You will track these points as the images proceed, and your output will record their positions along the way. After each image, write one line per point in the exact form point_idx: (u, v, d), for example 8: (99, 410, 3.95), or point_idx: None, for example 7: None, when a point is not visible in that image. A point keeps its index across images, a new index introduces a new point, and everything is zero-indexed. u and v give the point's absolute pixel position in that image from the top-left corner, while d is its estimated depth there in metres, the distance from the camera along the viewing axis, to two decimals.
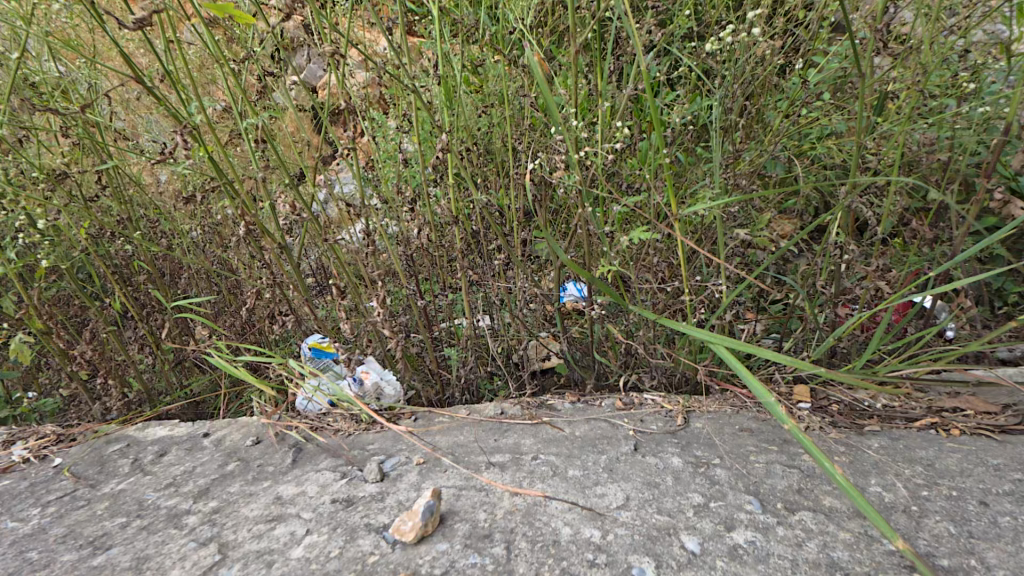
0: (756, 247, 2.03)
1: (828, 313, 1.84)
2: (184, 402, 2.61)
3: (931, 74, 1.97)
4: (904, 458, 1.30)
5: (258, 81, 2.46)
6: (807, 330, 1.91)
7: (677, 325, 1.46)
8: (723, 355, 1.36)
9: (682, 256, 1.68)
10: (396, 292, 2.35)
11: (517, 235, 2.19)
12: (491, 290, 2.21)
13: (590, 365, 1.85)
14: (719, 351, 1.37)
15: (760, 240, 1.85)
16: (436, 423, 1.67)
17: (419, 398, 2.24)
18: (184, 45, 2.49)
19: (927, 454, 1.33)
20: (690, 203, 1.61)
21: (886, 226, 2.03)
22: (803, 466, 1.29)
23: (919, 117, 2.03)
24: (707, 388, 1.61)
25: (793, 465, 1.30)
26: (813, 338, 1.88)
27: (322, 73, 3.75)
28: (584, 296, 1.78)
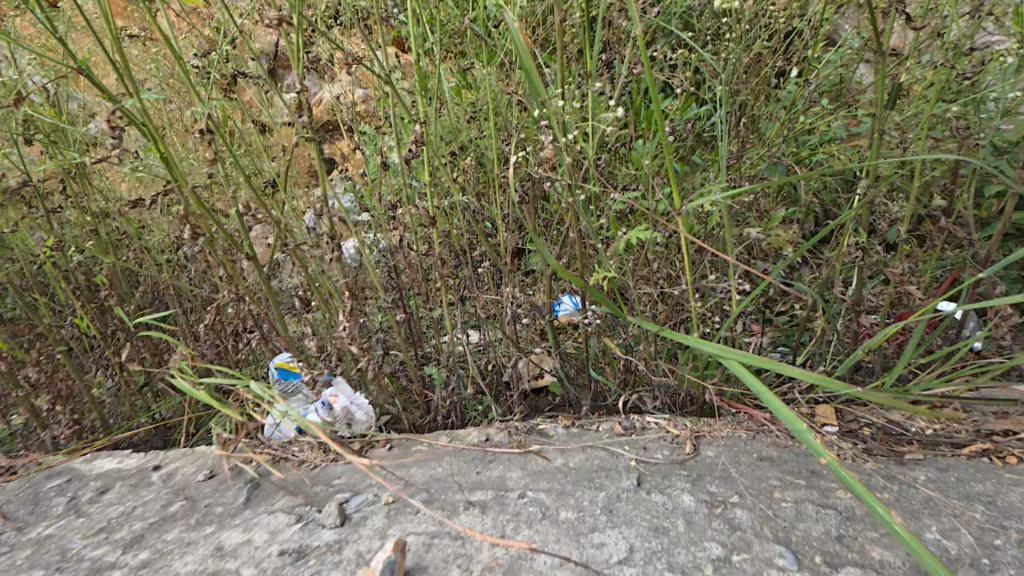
0: (764, 252, 1.87)
1: (847, 323, 1.67)
2: (146, 429, 2.40)
3: (941, 72, 1.86)
4: (960, 495, 1.13)
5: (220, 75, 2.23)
6: (823, 343, 1.74)
7: (681, 337, 1.28)
8: (737, 371, 1.19)
9: (686, 260, 1.51)
10: (375, 307, 2.17)
11: (505, 244, 2.03)
12: (478, 303, 2.04)
13: (585, 384, 1.67)
14: (731, 366, 1.20)
15: (772, 241, 1.68)
16: (413, 453, 1.47)
17: (399, 422, 2.04)
18: (152, 46, 2.35)
19: (983, 490, 1.14)
20: (698, 198, 1.41)
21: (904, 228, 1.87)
22: (839, 506, 1.11)
23: (935, 109, 1.90)
24: (718, 410, 1.42)
25: (827, 504, 1.12)
26: (832, 350, 1.71)
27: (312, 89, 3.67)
28: (578, 307, 1.60)
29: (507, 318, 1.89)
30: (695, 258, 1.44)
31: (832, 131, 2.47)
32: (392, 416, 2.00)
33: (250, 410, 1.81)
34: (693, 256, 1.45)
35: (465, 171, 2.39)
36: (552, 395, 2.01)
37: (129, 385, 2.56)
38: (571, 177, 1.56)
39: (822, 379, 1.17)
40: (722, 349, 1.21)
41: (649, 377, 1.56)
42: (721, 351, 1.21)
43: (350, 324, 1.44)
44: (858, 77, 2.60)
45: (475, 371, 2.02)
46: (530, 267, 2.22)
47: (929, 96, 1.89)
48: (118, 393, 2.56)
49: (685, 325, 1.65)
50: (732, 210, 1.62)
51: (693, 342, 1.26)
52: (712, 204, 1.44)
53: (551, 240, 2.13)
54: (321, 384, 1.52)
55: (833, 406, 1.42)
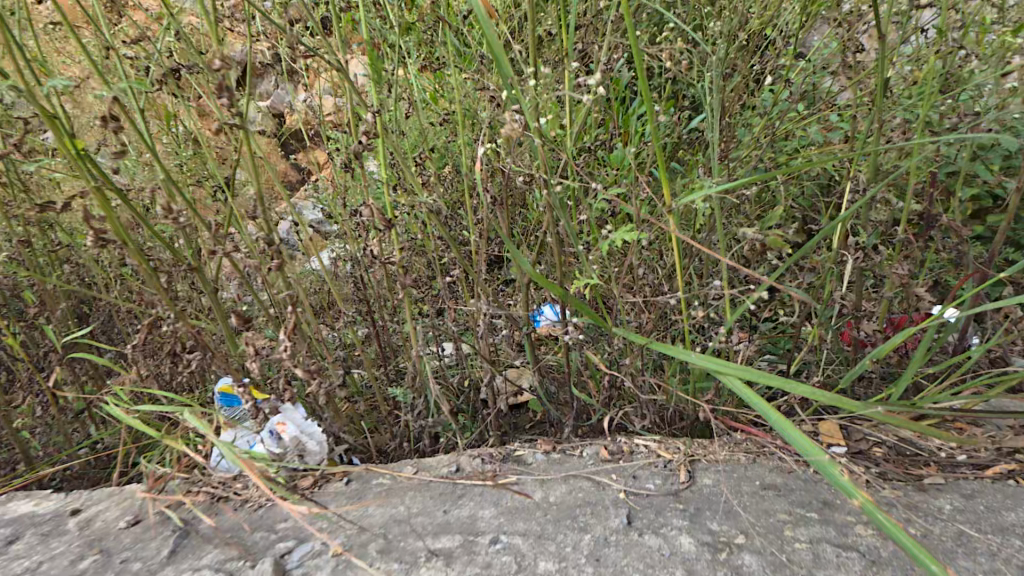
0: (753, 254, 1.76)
1: (842, 331, 1.57)
2: (76, 462, 2.13)
3: (927, 72, 1.81)
4: (993, 528, 1.02)
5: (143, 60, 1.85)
6: (819, 351, 1.63)
7: (672, 350, 1.14)
8: (737, 389, 1.05)
9: (678, 264, 1.35)
10: (340, 322, 1.99)
11: (478, 252, 1.88)
12: (449, 316, 1.84)
13: (567, 403, 1.52)
14: (730, 384, 1.06)
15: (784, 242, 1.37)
16: (373, 489, 1.29)
17: (363, 448, 1.85)
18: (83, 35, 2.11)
19: (1017, 521, 1.04)
20: (691, 196, 1.17)
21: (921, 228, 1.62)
22: (861, 548, 0.98)
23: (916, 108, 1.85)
24: (714, 431, 1.29)
25: (847, 544, 0.99)
26: (828, 358, 1.59)
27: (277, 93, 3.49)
28: (558, 318, 1.45)
29: (481, 331, 1.73)
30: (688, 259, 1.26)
31: (811, 135, 2.43)
32: (355, 441, 1.81)
33: (189, 441, 1.59)
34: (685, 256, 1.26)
35: (436, 174, 2.25)
36: (531, 414, 1.86)
37: (61, 414, 2.30)
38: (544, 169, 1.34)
39: (832, 397, 1.04)
40: (719, 364, 1.07)
41: (637, 394, 1.41)
42: (717, 366, 1.07)
43: (286, 344, 1.20)
44: (831, 83, 2.60)
45: (433, 398, 1.73)
46: (506, 276, 2.08)
47: (914, 97, 1.84)
48: (47, 421, 2.29)
49: (674, 335, 1.51)
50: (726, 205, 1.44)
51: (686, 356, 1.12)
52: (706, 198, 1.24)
53: (528, 247, 2.00)
54: (264, 414, 1.30)
55: (838, 424, 1.32)
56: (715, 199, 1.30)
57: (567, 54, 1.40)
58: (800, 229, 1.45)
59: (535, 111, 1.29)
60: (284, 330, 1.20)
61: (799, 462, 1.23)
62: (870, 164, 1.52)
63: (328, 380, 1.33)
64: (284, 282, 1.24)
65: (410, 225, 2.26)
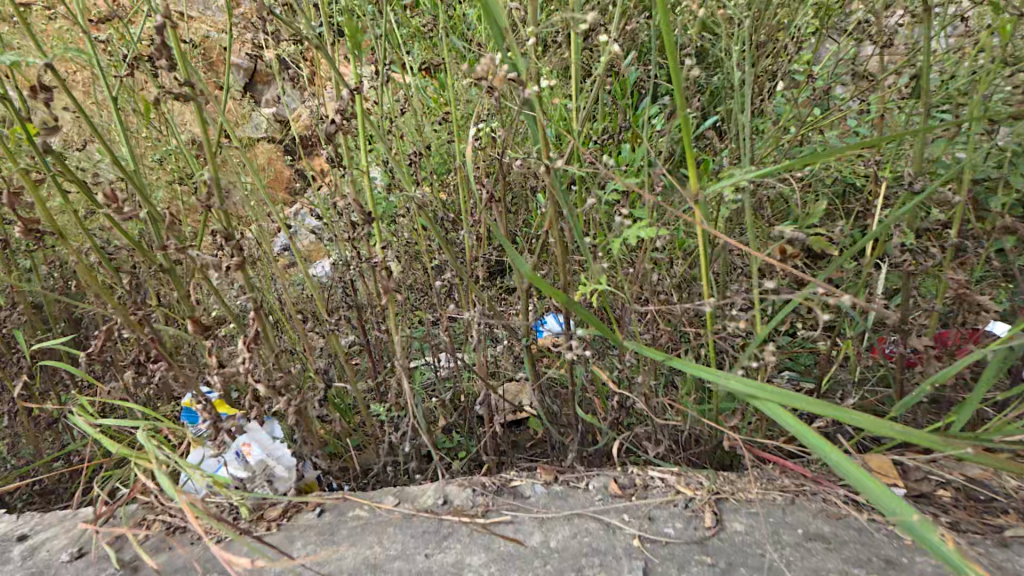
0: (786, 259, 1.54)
1: (885, 347, 1.38)
2: (42, 477, 1.97)
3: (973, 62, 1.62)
4: None
5: (112, 44, 1.70)
6: (860, 370, 1.43)
7: (700, 370, 0.96)
8: (777, 418, 0.88)
9: (705, 264, 1.16)
10: (326, 331, 1.83)
11: (475, 256, 1.72)
12: (441, 324, 1.69)
13: (572, 427, 1.35)
14: (770, 412, 0.88)
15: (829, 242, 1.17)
16: (348, 524, 1.13)
17: (346, 469, 1.69)
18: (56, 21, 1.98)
19: None
20: (724, 183, 0.99)
21: (995, 230, 1.35)
22: None
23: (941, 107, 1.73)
24: (744, 463, 1.11)
25: None
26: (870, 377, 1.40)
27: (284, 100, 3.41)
28: (561, 329, 1.28)
29: (476, 341, 1.58)
30: (705, 261, 1.10)
31: (836, 136, 2.26)
32: (337, 462, 1.64)
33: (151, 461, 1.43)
34: (703, 258, 1.10)
35: (431, 174, 2.10)
36: (531, 433, 1.69)
37: (32, 424, 2.16)
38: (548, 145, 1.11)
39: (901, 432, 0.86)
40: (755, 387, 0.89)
41: (650, 417, 1.24)
42: (752, 390, 0.90)
43: (245, 356, 1.04)
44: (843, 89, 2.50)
45: (415, 423, 1.47)
46: (506, 284, 1.92)
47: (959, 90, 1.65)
48: (15, 432, 2.14)
49: (690, 350, 1.35)
50: (752, 200, 1.28)
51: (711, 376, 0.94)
52: (730, 192, 1.08)
53: (529, 252, 1.86)
54: (225, 435, 1.14)
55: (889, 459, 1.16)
56: (739, 195, 1.14)
57: (576, 28, 1.25)
58: (838, 227, 1.28)
59: (539, 77, 1.07)
60: (243, 339, 1.05)
61: (843, 504, 1.06)
62: (907, 162, 1.37)
63: (298, 397, 1.17)
64: (246, 284, 1.08)
65: (404, 229, 2.12)
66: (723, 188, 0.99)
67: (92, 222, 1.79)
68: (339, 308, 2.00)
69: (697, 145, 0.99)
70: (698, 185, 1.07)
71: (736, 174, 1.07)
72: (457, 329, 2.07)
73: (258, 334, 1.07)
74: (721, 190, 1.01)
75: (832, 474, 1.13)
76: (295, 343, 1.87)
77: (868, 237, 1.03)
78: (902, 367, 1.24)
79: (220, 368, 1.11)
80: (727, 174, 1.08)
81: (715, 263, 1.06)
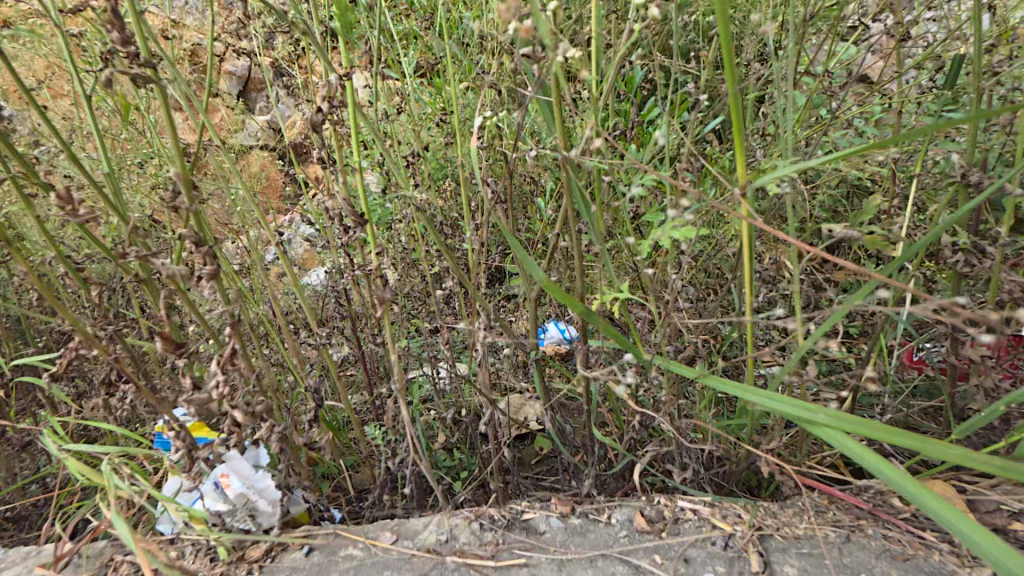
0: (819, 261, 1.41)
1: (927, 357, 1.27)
2: (12, 507, 1.82)
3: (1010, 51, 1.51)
4: None
5: (83, 39, 1.56)
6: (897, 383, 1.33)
7: (741, 392, 0.87)
8: (841, 445, 0.79)
9: (748, 264, 1.02)
10: (318, 344, 1.70)
11: (478, 261, 1.60)
12: (442, 336, 1.57)
13: (590, 450, 1.23)
14: (832, 439, 0.79)
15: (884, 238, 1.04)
16: (342, 568, 1.01)
17: (341, 492, 1.57)
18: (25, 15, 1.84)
19: None
20: (775, 173, 0.86)
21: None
22: None
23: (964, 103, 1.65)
24: (788, 494, 1.01)
25: None
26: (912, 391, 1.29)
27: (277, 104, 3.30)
28: (578, 343, 1.15)
29: (481, 354, 1.46)
30: (745, 264, 0.98)
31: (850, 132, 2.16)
32: (333, 487, 1.52)
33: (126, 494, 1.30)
34: (743, 260, 0.98)
35: (427, 176, 1.98)
36: (539, 451, 1.57)
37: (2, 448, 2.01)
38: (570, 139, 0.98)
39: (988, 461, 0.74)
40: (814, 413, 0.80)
41: (676, 439, 1.14)
42: (810, 415, 0.81)
43: (220, 379, 0.90)
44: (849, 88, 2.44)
45: (409, 444, 1.27)
46: (509, 291, 1.80)
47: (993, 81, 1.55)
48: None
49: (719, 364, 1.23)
50: (788, 195, 1.16)
51: (760, 400, 0.85)
52: (773, 185, 0.95)
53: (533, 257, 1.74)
54: (201, 467, 1.02)
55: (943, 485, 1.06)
56: (783, 190, 1.02)
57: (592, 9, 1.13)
58: (885, 225, 1.16)
59: (560, 62, 0.95)
60: (216, 360, 0.91)
61: (905, 542, 0.95)
62: (951, 156, 1.27)
63: (285, 422, 1.04)
64: (223, 296, 0.94)
65: (401, 235, 2.01)
66: (775, 180, 0.86)
67: (64, 230, 1.66)
68: (332, 319, 1.87)
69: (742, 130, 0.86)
70: (742, 174, 0.94)
71: (783, 166, 0.94)
72: (457, 340, 1.95)
73: (234, 352, 0.92)
74: (770, 181, 0.89)
75: (885, 505, 1.02)
76: (286, 357, 1.75)
77: (929, 233, 0.91)
78: (953, 380, 1.13)
79: (194, 392, 0.97)
80: (771, 166, 0.96)
81: (752, 268, 0.95)
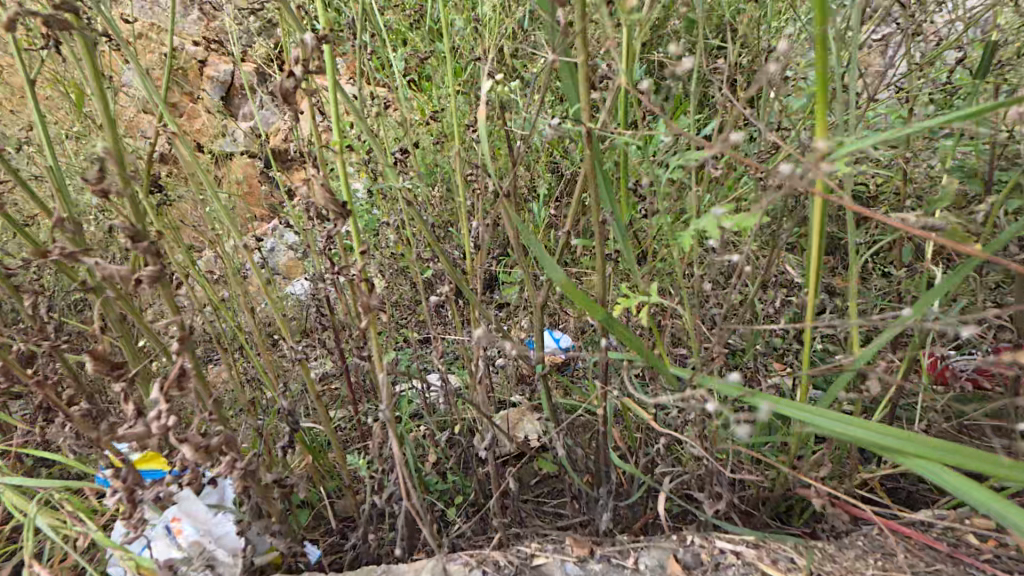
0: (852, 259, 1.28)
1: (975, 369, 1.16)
2: None
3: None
4: None
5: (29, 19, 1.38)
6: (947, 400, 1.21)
7: (814, 420, 0.78)
8: (949, 482, 0.72)
9: (810, 255, 0.86)
10: (296, 361, 1.53)
11: (476, 267, 1.47)
12: (433, 346, 1.41)
13: (611, 480, 1.10)
14: (936, 474, 0.72)
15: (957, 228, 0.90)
16: None
17: (328, 527, 1.40)
18: None
19: None
20: (856, 145, 0.71)
21: None
22: None
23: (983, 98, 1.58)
24: (844, 533, 0.90)
25: None
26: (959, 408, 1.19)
27: (262, 110, 3.14)
28: (597, 356, 1.01)
29: (479, 367, 1.30)
30: (810, 247, 0.85)
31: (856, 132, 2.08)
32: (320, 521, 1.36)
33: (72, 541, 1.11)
34: (808, 244, 0.85)
35: (417, 177, 1.85)
36: (537, 466, 1.38)
37: None
38: (595, 113, 0.84)
39: None
40: (919, 446, 0.72)
41: (709, 468, 1.02)
42: (911, 448, 0.73)
43: (165, 406, 0.72)
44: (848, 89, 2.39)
45: (401, 481, 1.08)
46: (508, 300, 1.66)
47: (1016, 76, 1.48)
48: None
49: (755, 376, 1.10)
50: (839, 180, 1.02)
51: (851, 432, 0.75)
52: (840, 165, 0.80)
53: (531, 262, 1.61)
54: (147, 514, 0.84)
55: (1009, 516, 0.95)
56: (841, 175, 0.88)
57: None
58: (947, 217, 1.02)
59: (581, 24, 0.81)
60: (158, 382, 0.72)
61: None
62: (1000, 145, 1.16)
63: (250, 458, 0.86)
64: (171, 302, 0.76)
65: (390, 242, 1.86)
66: (853, 150, 0.72)
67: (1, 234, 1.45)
68: (313, 331, 1.71)
69: (827, 79, 0.75)
70: (814, 144, 0.77)
71: (849, 142, 0.80)
72: (449, 351, 1.81)
73: (184, 373, 0.73)
74: (851, 144, 0.78)
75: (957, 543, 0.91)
76: (259, 372, 1.57)
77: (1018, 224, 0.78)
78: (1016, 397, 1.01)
79: (136, 425, 0.78)
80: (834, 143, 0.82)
81: (820, 259, 0.83)
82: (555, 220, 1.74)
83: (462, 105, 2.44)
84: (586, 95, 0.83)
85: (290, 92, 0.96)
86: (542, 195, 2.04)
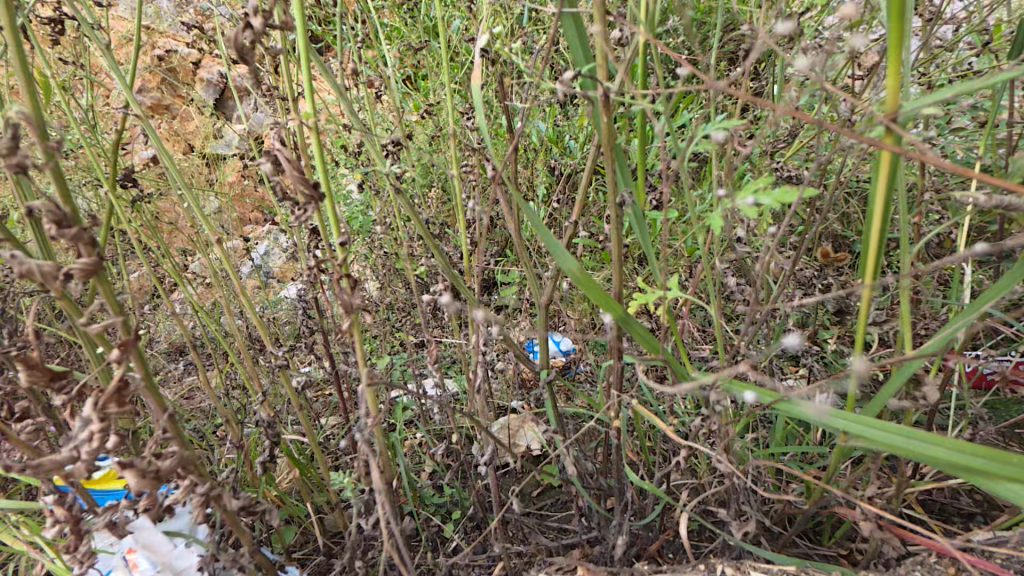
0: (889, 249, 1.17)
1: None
2: None
3: None
4: None
5: None
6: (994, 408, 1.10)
7: (867, 430, 0.66)
8: None
9: (871, 235, 0.73)
10: (282, 368, 1.42)
11: (474, 265, 1.37)
12: (428, 351, 1.29)
13: (622, 496, 1.01)
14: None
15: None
16: None
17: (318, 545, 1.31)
18: None
19: None
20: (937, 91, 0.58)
21: None
22: None
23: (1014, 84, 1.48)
24: (893, 559, 0.80)
25: None
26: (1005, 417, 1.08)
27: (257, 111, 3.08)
28: (612, 359, 0.91)
29: (479, 372, 1.20)
30: (872, 223, 0.72)
31: None
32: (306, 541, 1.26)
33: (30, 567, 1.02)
34: (871, 219, 0.72)
35: (410, 173, 1.75)
36: (541, 479, 1.28)
37: None
38: (608, 75, 0.77)
39: None
40: (1010, 465, 0.58)
41: (739, 486, 0.92)
42: (998, 468, 0.59)
43: (98, 426, 0.61)
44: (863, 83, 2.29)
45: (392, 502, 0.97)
46: (509, 302, 1.56)
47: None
48: None
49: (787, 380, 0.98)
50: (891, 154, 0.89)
51: (920, 448, 0.62)
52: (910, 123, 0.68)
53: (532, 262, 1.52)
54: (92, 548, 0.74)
55: None
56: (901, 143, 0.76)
57: None
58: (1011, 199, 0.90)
59: None
60: (94, 398, 0.62)
61: None
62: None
63: (209, 482, 0.74)
64: (112, 302, 0.64)
65: (384, 242, 1.76)
66: (934, 99, 0.59)
67: None
68: (302, 336, 1.61)
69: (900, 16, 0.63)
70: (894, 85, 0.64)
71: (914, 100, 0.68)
72: (448, 356, 1.71)
73: (124, 385, 0.63)
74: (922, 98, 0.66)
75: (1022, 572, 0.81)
76: (243, 381, 1.47)
77: None
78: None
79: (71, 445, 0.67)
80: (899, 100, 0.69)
81: (882, 234, 0.71)
82: (558, 217, 1.65)
83: (460, 101, 2.35)
84: (599, 57, 0.75)
85: (248, 50, 0.83)
86: (543, 193, 1.94)
